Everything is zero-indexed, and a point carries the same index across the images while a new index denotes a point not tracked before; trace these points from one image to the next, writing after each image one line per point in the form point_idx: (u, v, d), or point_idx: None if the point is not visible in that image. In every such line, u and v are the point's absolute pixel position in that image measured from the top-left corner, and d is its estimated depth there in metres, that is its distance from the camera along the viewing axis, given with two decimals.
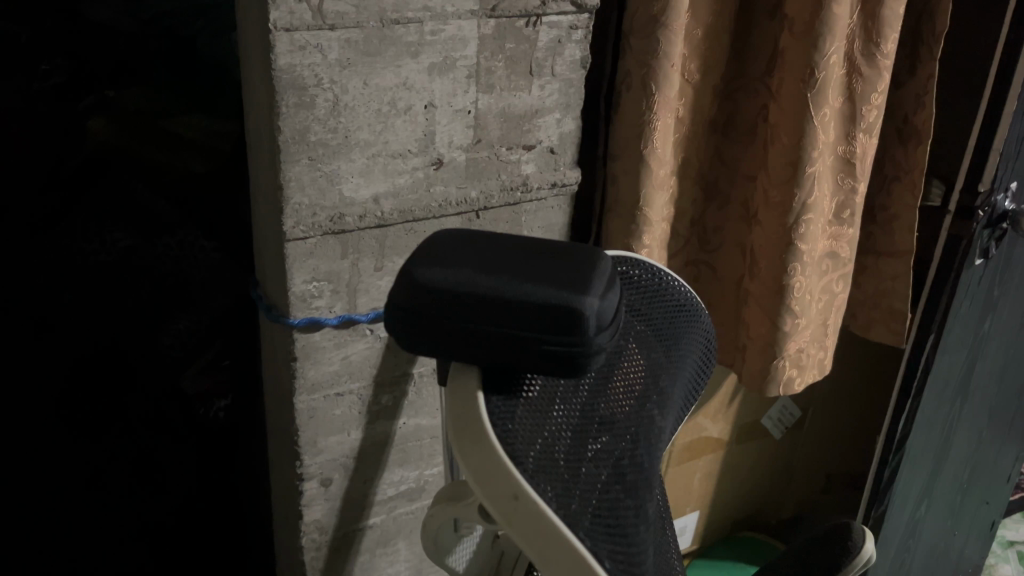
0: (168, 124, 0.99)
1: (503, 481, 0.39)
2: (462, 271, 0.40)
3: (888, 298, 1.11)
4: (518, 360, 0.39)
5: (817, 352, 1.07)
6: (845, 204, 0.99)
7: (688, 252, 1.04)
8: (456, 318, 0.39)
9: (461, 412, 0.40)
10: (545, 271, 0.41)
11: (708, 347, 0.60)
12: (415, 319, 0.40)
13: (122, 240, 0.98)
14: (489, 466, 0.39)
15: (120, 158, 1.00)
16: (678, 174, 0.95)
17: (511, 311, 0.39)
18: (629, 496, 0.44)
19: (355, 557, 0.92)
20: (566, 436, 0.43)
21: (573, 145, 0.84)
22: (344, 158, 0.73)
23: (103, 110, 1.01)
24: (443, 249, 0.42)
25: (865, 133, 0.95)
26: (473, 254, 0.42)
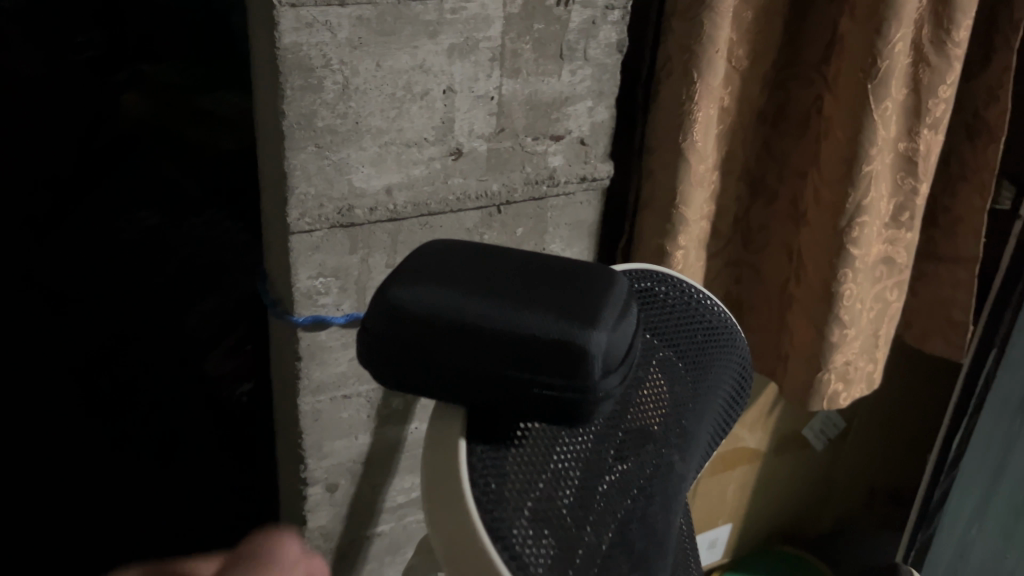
0: (203, 103, 0.84)
1: (476, 559, 0.39)
2: (446, 294, 0.40)
3: (947, 308, 1.02)
4: (511, 400, 0.39)
5: (866, 365, 0.99)
6: (904, 206, 0.91)
7: (729, 252, 0.97)
8: (438, 350, 0.39)
9: (439, 467, 0.41)
10: (542, 298, 0.40)
11: (745, 373, 0.59)
12: (397, 348, 0.40)
13: (148, 220, 0.87)
14: (465, 536, 0.40)
15: (151, 136, 0.85)
16: (722, 168, 0.88)
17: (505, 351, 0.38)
18: (635, 567, 0.45)
19: (362, 565, 0.87)
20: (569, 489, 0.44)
21: (605, 136, 0.78)
22: (354, 146, 0.67)
23: (137, 85, 0.82)
24: (433, 268, 0.42)
25: (930, 129, 0.87)
26: (462, 274, 0.41)
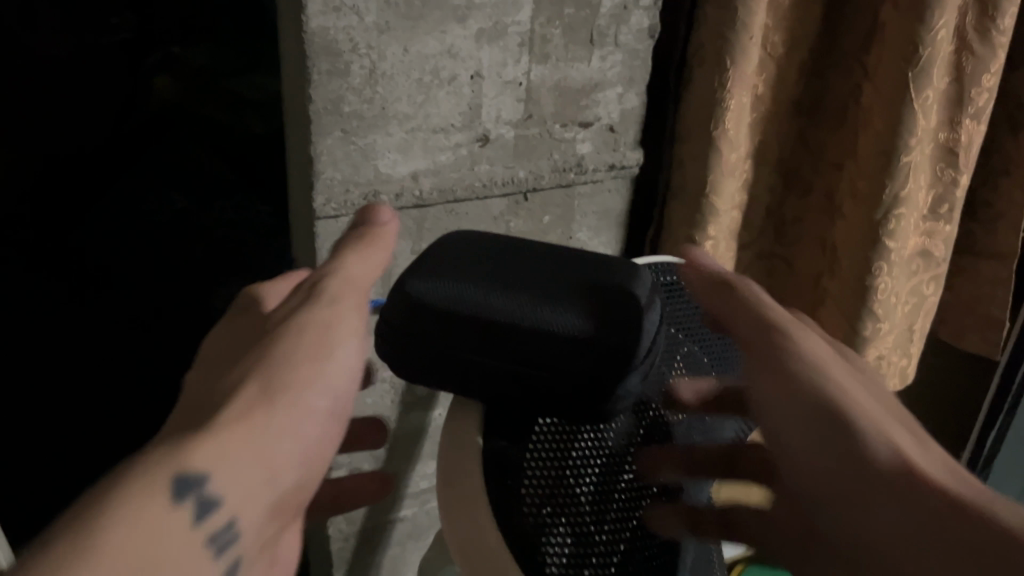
0: (230, 84, 1.04)
1: (489, 558, 0.43)
2: (466, 291, 0.43)
3: (985, 304, 1.00)
4: (535, 398, 0.43)
5: (899, 360, 0.97)
6: (942, 198, 0.89)
7: (761, 243, 0.95)
8: (464, 353, 0.42)
9: (456, 470, 0.47)
10: (566, 296, 0.43)
11: None
12: (411, 339, 0.43)
13: (178, 202, 1.14)
14: (474, 535, 0.44)
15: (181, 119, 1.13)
16: (755, 157, 0.86)
17: (525, 349, 0.41)
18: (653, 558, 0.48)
19: (384, 549, 0.88)
20: (584, 489, 0.48)
21: (635, 123, 0.76)
22: (380, 131, 0.67)
23: (168, 72, 1.08)
24: (451, 264, 0.45)
25: (972, 119, 0.84)
26: (482, 270, 0.44)
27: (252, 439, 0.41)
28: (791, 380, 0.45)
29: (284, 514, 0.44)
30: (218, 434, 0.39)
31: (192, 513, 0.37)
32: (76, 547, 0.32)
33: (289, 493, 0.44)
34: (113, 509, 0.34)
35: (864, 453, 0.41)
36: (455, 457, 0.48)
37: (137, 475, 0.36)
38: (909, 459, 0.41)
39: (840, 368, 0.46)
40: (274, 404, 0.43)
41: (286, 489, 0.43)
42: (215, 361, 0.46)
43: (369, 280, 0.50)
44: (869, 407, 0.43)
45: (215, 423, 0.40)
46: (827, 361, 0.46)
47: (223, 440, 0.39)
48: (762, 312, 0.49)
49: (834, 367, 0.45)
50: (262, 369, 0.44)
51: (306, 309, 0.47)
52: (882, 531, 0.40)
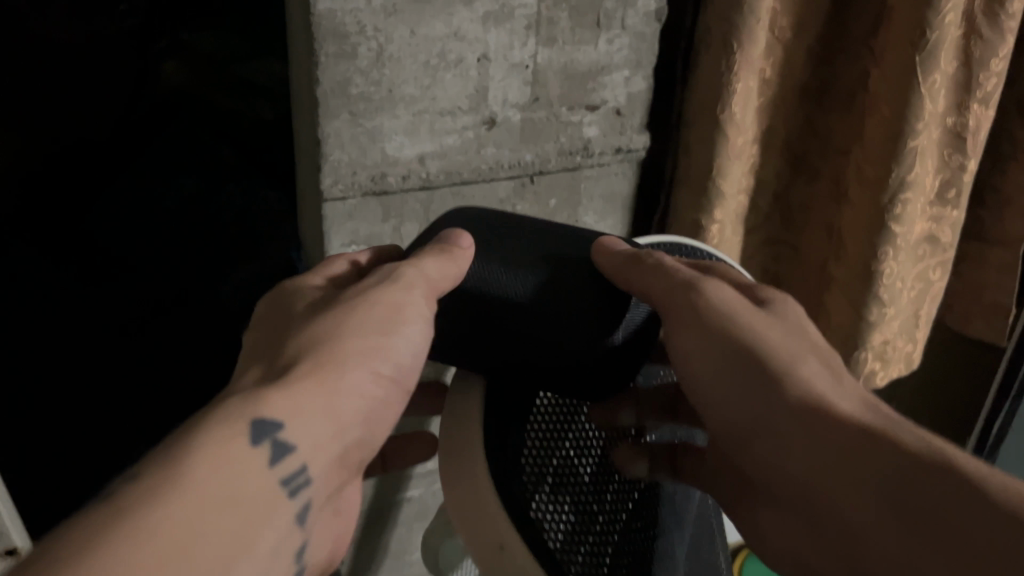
0: (240, 70, 1.03)
1: (490, 531, 0.45)
2: (505, 274, 0.49)
3: (991, 291, 1.00)
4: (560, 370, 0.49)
5: (904, 345, 0.97)
6: (949, 183, 0.89)
7: (767, 229, 0.95)
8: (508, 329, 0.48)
9: (458, 438, 0.48)
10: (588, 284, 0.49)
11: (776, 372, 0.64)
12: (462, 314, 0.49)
13: (189, 187, 1.10)
14: (471, 505, 0.45)
15: (189, 100, 1.11)
16: (762, 142, 0.86)
17: (521, 335, 0.48)
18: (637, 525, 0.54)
19: (392, 528, 0.89)
20: (585, 470, 0.53)
21: (642, 106, 0.77)
22: (387, 114, 0.67)
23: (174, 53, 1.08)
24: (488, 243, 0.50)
25: (980, 104, 0.84)
26: (511, 251, 0.50)
27: (322, 397, 0.41)
28: (715, 336, 0.48)
29: (349, 470, 0.44)
30: (280, 395, 0.39)
31: (266, 463, 0.37)
32: (160, 489, 0.33)
33: (356, 448, 0.44)
34: (188, 455, 0.35)
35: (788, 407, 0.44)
36: (456, 420, 0.49)
37: (212, 426, 0.37)
38: (821, 398, 0.44)
39: (752, 315, 0.49)
40: (345, 369, 0.43)
41: (351, 444, 0.43)
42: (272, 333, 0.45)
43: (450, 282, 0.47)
44: (781, 351, 0.47)
45: (287, 380, 0.40)
46: (738, 310, 0.49)
47: (293, 393, 0.40)
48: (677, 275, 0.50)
49: (747, 315, 0.48)
50: (334, 336, 0.43)
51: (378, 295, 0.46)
52: (797, 472, 0.44)
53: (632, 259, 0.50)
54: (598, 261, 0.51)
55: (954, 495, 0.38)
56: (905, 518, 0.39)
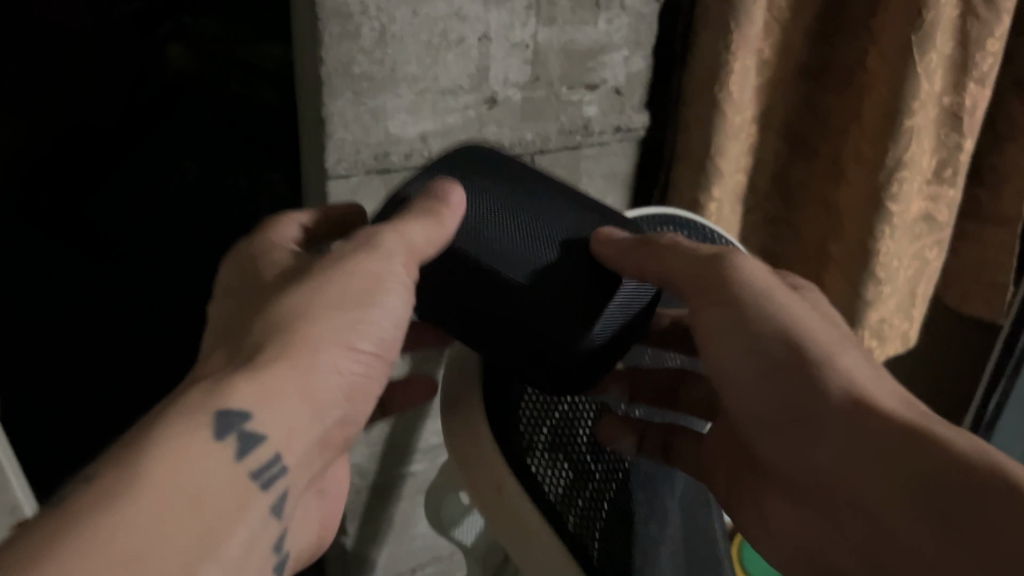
0: (245, 55, 0.99)
1: (492, 476, 0.52)
2: (489, 247, 0.51)
3: (989, 270, 1.01)
4: (538, 360, 0.51)
5: (901, 323, 0.99)
6: (946, 162, 0.90)
7: (766, 209, 0.96)
8: (490, 312, 0.51)
9: (463, 402, 0.56)
10: (570, 275, 0.51)
11: None
12: (452, 283, 0.52)
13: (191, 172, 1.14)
14: (474, 457, 0.53)
15: (192, 87, 1.09)
16: (760, 123, 0.87)
17: (509, 320, 0.50)
18: (628, 480, 0.63)
19: (396, 502, 0.91)
20: (582, 432, 0.61)
21: (641, 86, 0.78)
22: (390, 93, 0.68)
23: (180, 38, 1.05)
24: (479, 212, 0.52)
25: (976, 84, 0.85)
26: (498, 222, 0.52)
27: (295, 380, 0.43)
28: (745, 319, 0.50)
29: (335, 446, 0.47)
30: (237, 389, 0.41)
31: (233, 455, 0.39)
32: (111, 489, 0.34)
33: (339, 426, 0.47)
34: (153, 448, 0.37)
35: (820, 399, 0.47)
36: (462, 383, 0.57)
37: (178, 420, 0.39)
38: (863, 393, 0.46)
39: (786, 296, 0.51)
40: (318, 349, 0.44)
41: (334, 424, 0.46)
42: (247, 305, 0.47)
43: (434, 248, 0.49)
44: (821, 339, 0.49)
45: (259, 366, 0.42)
46: (778, 295, 0.50)
47: (262, 382, 0.42)
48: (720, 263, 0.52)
49: (781, 297, 0.51)
50: (308, 315, 0.45)
51: (359, 264, 0.47)
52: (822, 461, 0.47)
53: (636, 243, 0.52)
54: (601, 248, 0.52)
55: (987, 489, 0.40)
56: (943, 518, 0.41)
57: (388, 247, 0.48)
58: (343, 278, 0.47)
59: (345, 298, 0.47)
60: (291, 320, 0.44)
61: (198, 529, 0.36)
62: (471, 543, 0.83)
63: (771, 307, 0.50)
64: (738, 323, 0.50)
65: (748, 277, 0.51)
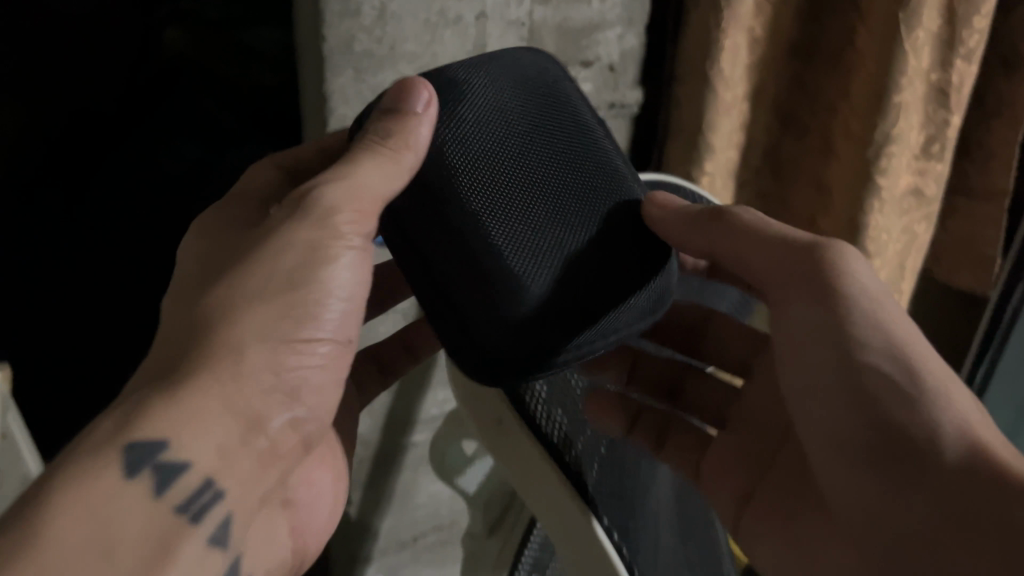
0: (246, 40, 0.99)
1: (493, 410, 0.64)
2: (472, 203, 0.51)
3: (978, 243, 1.03)
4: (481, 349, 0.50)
5: (890, 296, 1.01)
6: (934, 137, 0.92)
7: (758, 184, 0.99)
8: (455, 281, 0.50)
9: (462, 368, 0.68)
10: (552, 274, 0.51)
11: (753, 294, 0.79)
12: (416, 220, 0.52)
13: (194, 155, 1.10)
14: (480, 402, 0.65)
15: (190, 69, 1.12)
16: (752, 99, 0.89)
17: (470, 306, 0.50)
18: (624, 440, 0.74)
19: (399, 470, 0.93)
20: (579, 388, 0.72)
21: (634, 62, 0.81)
22: (390, 70, 0.70)
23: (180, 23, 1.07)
24: (470, 154, 0.52)
25: (963, 60, 0.87)
26: (488, 172, 0.52)
27: (223, 395, 0.46)
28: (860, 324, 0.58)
29: (279, 468, 0.51)
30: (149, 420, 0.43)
31: (151, 490, 0.42)
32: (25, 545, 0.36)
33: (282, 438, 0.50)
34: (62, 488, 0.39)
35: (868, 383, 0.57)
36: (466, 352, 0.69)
37: (89, 463, 0.41)
38: (968, 422, 0.54)
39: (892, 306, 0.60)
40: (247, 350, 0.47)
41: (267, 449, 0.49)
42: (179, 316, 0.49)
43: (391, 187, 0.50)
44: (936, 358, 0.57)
45: (173, 390, 0.44)
46: (883, 302, 0.60)
47: (178, 407, 0.44)
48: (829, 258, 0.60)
49: (887, 304, 0.60)
50: (231, 316, 0.48)
51: (303, 229, 0.50)
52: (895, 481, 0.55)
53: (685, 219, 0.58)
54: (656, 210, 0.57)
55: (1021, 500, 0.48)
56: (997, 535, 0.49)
57: (335, 193, 0.50)
58: (277, 250, 0.49)
59: (284, 279, 0.49)
60: (214, 325, 0.47)
61: (133, 566, 0.39)
62: (473, 491, 0.91)
63: (874, 307, 0.59)
64: (825, 311, 0.60)
65: (856, 279, 0.60)
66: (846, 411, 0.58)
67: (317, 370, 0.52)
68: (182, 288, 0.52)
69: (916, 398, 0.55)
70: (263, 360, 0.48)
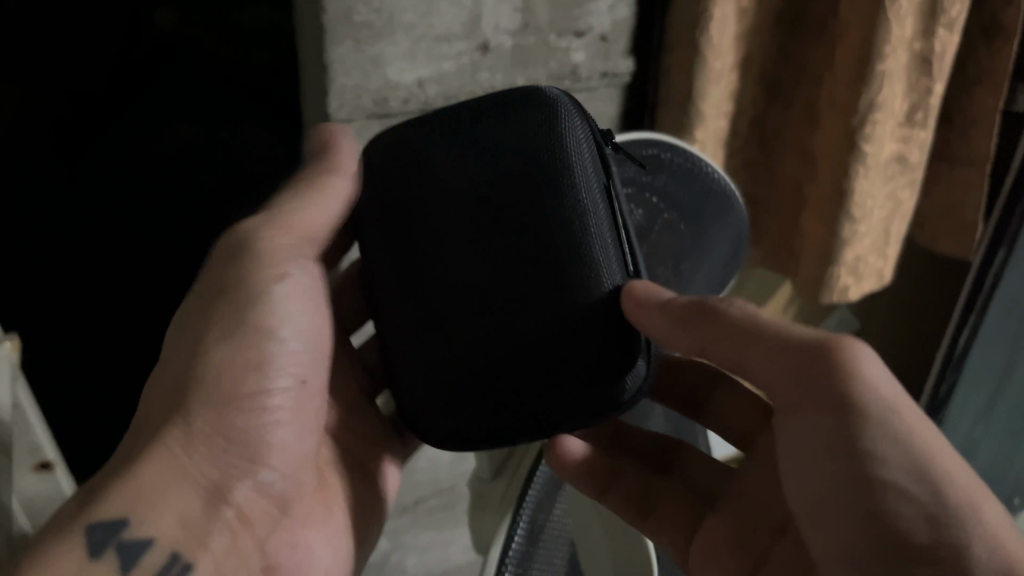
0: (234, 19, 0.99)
1: None
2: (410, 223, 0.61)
3: (960, 209, 1.06)
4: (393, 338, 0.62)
5: (876, 261, 1.04)
6: (917, 105, 0.94)
7: (746, 153, 1.01)
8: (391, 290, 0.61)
9: None
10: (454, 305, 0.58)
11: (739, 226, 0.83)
12: (381, 226, 0.62)
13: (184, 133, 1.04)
14: None
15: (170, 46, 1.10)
16: (742, 69, 0.91)
17: (394, 311, 0.61)
18: None
19: None
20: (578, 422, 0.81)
21: (625, 32, 0.84)
22: (388, 41, 0.72)
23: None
24: (428, 185, 0.60)
25: (945, 29, 0.89)
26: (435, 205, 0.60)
27: (170, 471, 0.54)
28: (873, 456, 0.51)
29: (253, 528, 0.59)
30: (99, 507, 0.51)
31: (116, 566, 0.50)
32: None
33: (250, 499, 0.59)
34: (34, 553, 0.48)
35: (890, 508, 0.50)
36: None
37: (59, 545, 0.49)
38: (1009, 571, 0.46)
39: (925, 444, 0.51)
40: (198, 410, 0.57)
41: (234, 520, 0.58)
42: (165, 390, 0.59)
43: (312, 233, 0.64)
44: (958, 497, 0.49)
45: (128, 479, 0.53)
46: (901, 409, 0.52)
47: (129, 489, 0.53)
48: (844, 360, 0.54)
49: (917, 440, 0.51)
50: (188, 391, 0.57)
51: (252, 276, 0.62)
52: None
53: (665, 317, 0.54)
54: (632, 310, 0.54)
55: None
56: None
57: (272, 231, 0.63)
58: (241, 298, 0.61)
59: (243, 331, 0.60)
60: (177, 402, 0.57)
61: None
62: None
63: (910, 440, 0.51)
64: (834, 425, 0.53)
65: (884, 387, 0.53)
66: (856, 533, 0.52)
67: (281, 421, 0.61)
68: (180, 324, 0.62)
69: (941, 529, 0.48)
70: (207, 422, 0.57)
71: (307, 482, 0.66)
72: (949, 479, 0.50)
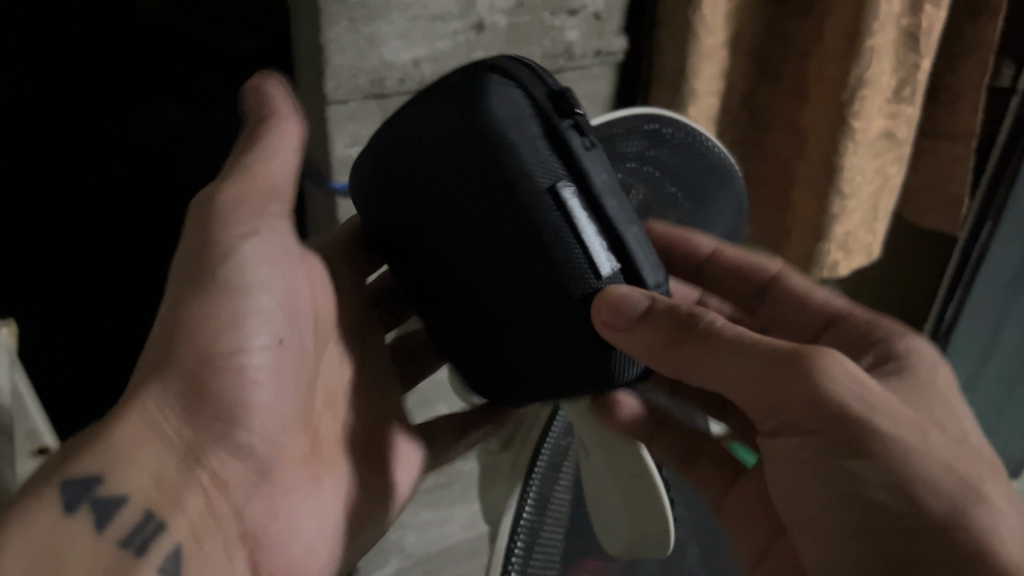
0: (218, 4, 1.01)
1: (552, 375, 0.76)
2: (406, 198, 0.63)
3: (946, 184, 1.07)
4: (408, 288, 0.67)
5: (865, 236, 1.06)
6: (905, 81, 0.95)
7: (736, 130, 1.02)
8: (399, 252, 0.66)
9: None
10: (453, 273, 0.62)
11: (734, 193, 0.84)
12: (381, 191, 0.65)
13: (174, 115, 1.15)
14: None
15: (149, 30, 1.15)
16: (731, 46, 0.92)
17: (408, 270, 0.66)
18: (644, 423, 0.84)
19: None
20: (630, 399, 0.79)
21: (619, 10, 0.83)
22: (384, 20, 0.72)
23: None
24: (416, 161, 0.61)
25: (932, 5, 0.90)
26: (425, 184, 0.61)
27: (142, 438, 0.50)
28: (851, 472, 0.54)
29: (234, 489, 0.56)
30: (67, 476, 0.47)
31: (93, 523, 0.47)
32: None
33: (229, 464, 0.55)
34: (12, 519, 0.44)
35: (874, 524, 0.54)
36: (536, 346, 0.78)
37: (36, 499, 0.45)
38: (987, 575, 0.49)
39: (900, 456, 0.53)
40: (174, 376, 0.52)
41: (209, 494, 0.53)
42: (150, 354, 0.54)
43: (280, 182, 0.58)
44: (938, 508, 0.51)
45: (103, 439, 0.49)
46: (872, 421, 0.54)
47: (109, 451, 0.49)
48: (814, 376, 0.54)
49: (894, 452, 0.53)
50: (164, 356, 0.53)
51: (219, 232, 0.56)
52: None
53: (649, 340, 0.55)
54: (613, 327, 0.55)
55: None
56: None
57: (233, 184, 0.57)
58: (208, 258, 0.55)
59: (218, 293, 0.55)
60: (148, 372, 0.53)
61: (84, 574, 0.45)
62: None
63: (886, 453, 0.53)
64: (816, 442, 0.56)
65: (859, 401, 0.54)
66: (850, 543, 0.56)
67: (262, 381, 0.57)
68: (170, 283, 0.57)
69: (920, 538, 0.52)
70: (178, 391, 0.53)
71: (299, 447, 0.63)
72: (929, 487, 0.52)
